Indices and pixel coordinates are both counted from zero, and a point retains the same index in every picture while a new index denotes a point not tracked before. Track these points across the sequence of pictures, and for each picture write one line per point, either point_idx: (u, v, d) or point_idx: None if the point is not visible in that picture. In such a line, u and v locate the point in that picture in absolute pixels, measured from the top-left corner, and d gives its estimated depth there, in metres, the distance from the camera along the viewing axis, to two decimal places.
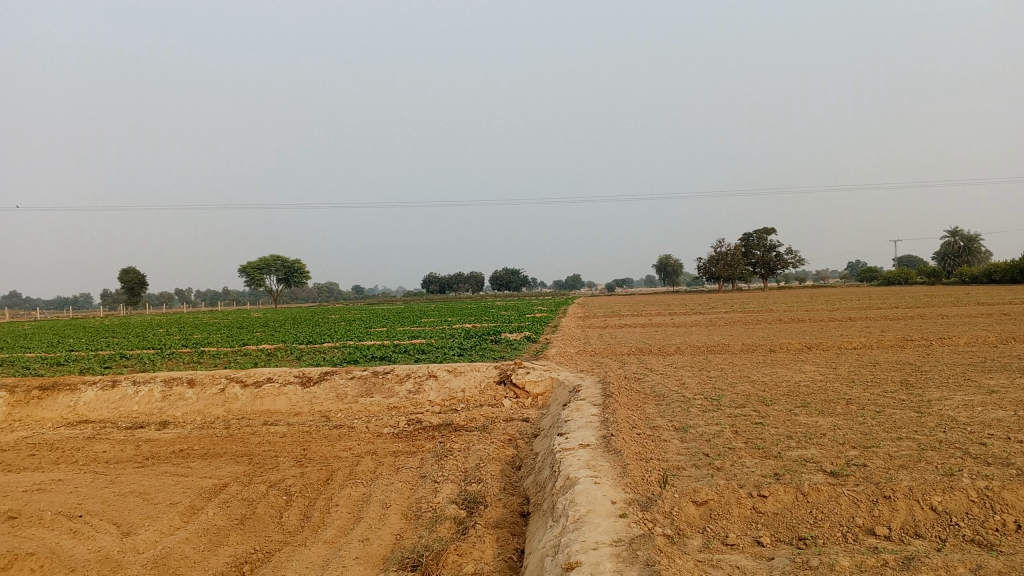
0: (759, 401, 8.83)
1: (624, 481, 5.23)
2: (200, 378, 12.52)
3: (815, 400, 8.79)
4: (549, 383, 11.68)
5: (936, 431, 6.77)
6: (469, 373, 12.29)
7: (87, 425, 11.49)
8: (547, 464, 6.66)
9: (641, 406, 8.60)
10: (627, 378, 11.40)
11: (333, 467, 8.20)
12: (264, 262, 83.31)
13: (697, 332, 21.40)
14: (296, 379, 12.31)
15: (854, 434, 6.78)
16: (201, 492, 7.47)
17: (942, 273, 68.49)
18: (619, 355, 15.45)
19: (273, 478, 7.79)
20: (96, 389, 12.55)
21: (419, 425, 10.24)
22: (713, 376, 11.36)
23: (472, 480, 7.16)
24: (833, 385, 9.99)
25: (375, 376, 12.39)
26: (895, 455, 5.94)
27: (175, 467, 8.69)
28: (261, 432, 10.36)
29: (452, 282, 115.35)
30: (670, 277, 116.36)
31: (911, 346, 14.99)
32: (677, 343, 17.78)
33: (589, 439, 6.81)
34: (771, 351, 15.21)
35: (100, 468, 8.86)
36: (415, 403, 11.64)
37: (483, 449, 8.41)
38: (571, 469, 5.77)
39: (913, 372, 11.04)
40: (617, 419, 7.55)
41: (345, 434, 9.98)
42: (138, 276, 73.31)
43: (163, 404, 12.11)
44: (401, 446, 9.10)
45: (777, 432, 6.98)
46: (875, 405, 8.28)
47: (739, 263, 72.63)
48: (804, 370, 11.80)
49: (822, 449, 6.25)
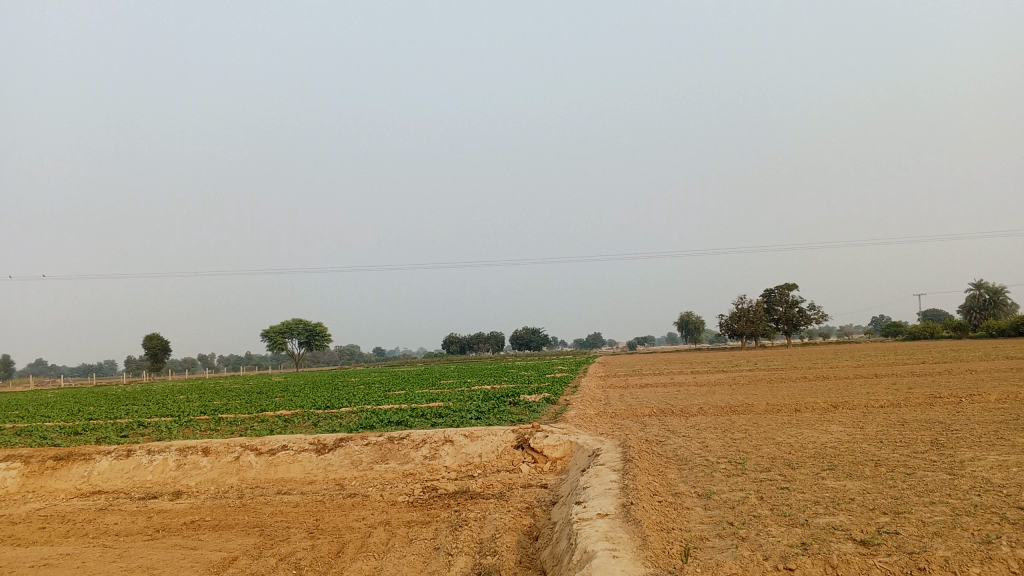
0: (784, 464, 8.56)
1: (643, 555, 5.00)
2: (215, 446, 12.39)
3: (843, 462, 8.50)
4: (567, 447, 11.44)
5: (970, 495, 6.48)
6: (486, 438, 12.07)
7: (101, 495, 11.36)
8: (564, 535, 6.43)
9: (662, 471, 8.35)
10: (648, 440, 11.14)
11: (346, 538, 7.98)
12: (285, 325, 83.81)
13: (720, 391, 21.02)
14: (311, 446, 12.14)
15: (884, 499, 6.51)
16: (210, 566, 7.28)
17: (968, 326, 67.47)
18: (640, 417, 15.16)
19: (284, 551, 7.59)
20: (111, 458, 12.43)
21: (435, 492, 10.01)
22: (737, 438, 11.07)
23: (487, 552, 6.93)
24: (861, 446, 9.67)
25: (391, 442, 12.19)
26: (929, 521, 5.66)
27: (186, 539, 8.51)
28: (275, 502, 10.18)
29: (473, 343, 115.08)
30: (691, 334, 115.55)
31: (941, 403, 14.59)
32: (700, 402, 17.45)
33: (608, 508, 6.58)
34: (796, 410, 14.87)
35: (110, 542, 8.70)
36: (431, 469, 11.42)
37: (500, 517, 8.17)
38: (588, 542, 5.54)
39: (944, 430, 10.69)
40: (637, 486, 7.31)
41: (359, 503, 9.78)
42: (162, 343, 73.76)
43: (177, 473, 11.97)
44: (415, 515, 8.87)
45: (803, 498, 6.73)
46: (906, 467, 7.98)
47: (762, 320, 72.03)
48: (831, 429, 11.48)
49: (851, 515, 5.99)
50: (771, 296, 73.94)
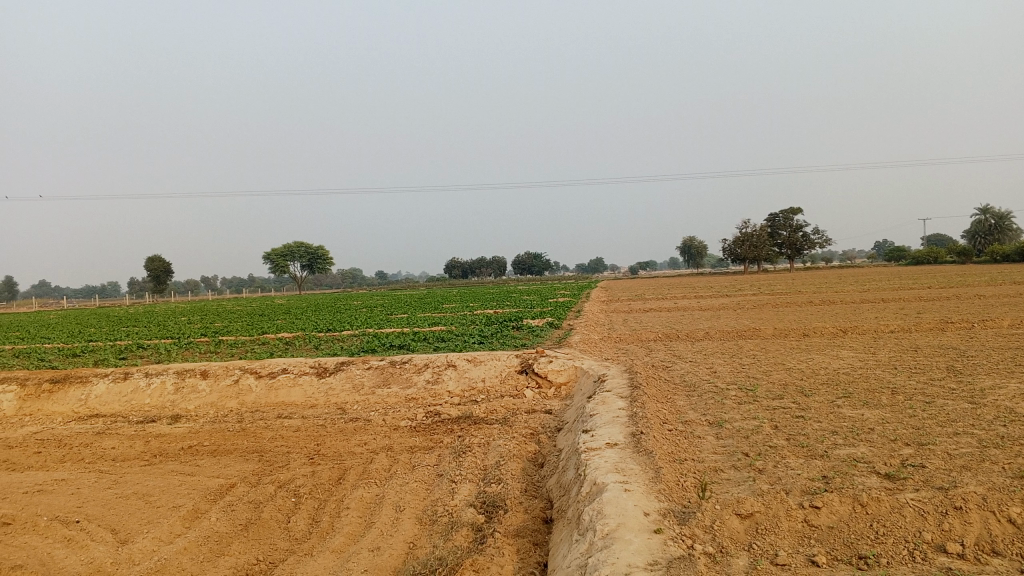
0: (798, 391, 8.29)
1: (657, 489, 4.73)
2: (213, 369, 12.16)
3: (859, 389, 8.25)
4: (572, 372, 11.20)
5: (995, 426, 6.21)
6: (489, 362, 11.83)
7: (99, 419, 11.18)
8: (571, 465, 6.17)
9: (670, 398, 8.10)
10: (655, 366, 10.89)
11: (347, 464, 7.78)
12: (286, 247, 83.11)
13: (724, 316, 20.80)
14: (311, 370, 11.92)
15: (905, 430, 6.23)
16: (206, 494, 7.08)
17: (973, 251, 66.97)
18: (646, 342, 14.93)
19: (283, 478, 7.37)
20: (108, 381, 12.24)
21: (437, 418, 9.80)
22: (746, 363, 10.81)
23: (491, 480, 6.70)
24: (876, 373, 9.41)
25: (393, 365, 11.97)
26: (955, 454, 5.39)
27: (183, 464, 8.32)
28: (275, 426, 9.99)
29: (475, 266, 114.81)
30: (693, 259, 115.41)
31: (952, 329, 14.36)
32: (705, 327, 17.23)
33: (617, 437, 6.30)
34: (805, 335, 14.59)
35: (106, 467, 8.51)
36: (433, 393, 11.21)
37: (505, 444, 7.94)
38: (598, 474, 5.27)
39: (959, 357, 10.41)
40: (647, 414, 7.04)
41: (361, 428, 9.57)
42: (162, 263, 73.25)
43: (176, 397, 11.78)
44: (418, 441, 8.67)
45: (821, 428, 6.45)
46: (925, 395, 7.71)
47: (765, 244, 71.50)
48: (842, 355, 11.23)
49: (873, 447, 5.72)
50: (775, 220, 73.24)
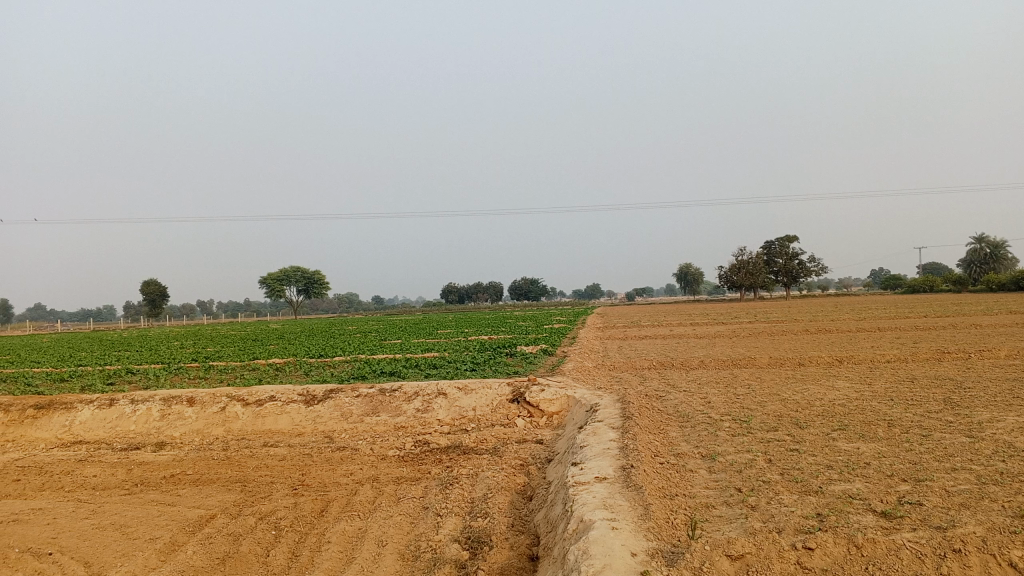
0: (793, 423, 8.14)
1: (645, 527, 4.57)
2: (200, 396, 11.98)
3: (855, 422, 8.09)
4: (565, 401, 11.03)
5: (994, 461, 6.05)
6: (480, 391, 11.66)
7: (82, 446, 10.98)
8: (559, 500, 6.00)
9: (662, 429, 7.94)
10: (648, 396, 10.73)
11: (331, 496, 7.60)
12: (283, 272, 82.94)
13: (720, 344, 20.66)
14: (300, 397, 11.73)
15: (902, 465, 6.07)
16: (185, 525, 6.89)
17: (969, 280, 66.99)
18: (639, 370, 14.77)
19: (265, 510, 7.19)
20: (93, 407, 12.05)
21: (426, 447, 9.62)
22: (740, 393, 10.65)
23: (477, 514, 6.52)
24: (872, 404, 9.25)
25: (382, 393, 11.80)
26: (953, 490, 5.24)
27: (164, 494, 8.13)
28: (261, 455, 9.80)
29: (472, 291, 114.67)
30: (690, 286, 115.37)
31: (948, 359, 14.21)
32: (700, 355, 17.07)
33: (606, 471, 6.13)
34: (800, 365, 14.42)
35: (85, 496, 8.31)
36: (423, 422, 11.03)
37: (493, 475, 7.76)
38: (585, 510, 5.11)
39: (956, 389, 10.25)
40: (637, 446, 6.88)
41: (348, 457, 9.38)
42: (156, 288, 72.60)
43: (161, 424, 11.58)
44: (406, 471, 8.48)
45: (816, 461, 6.29)
46: (921, 428, 7.55)
47: (762, 272, 71.46)
48: (838, 386, 11.09)
49: (869, 483, 5.56)
50: (771, 248, 73.31)
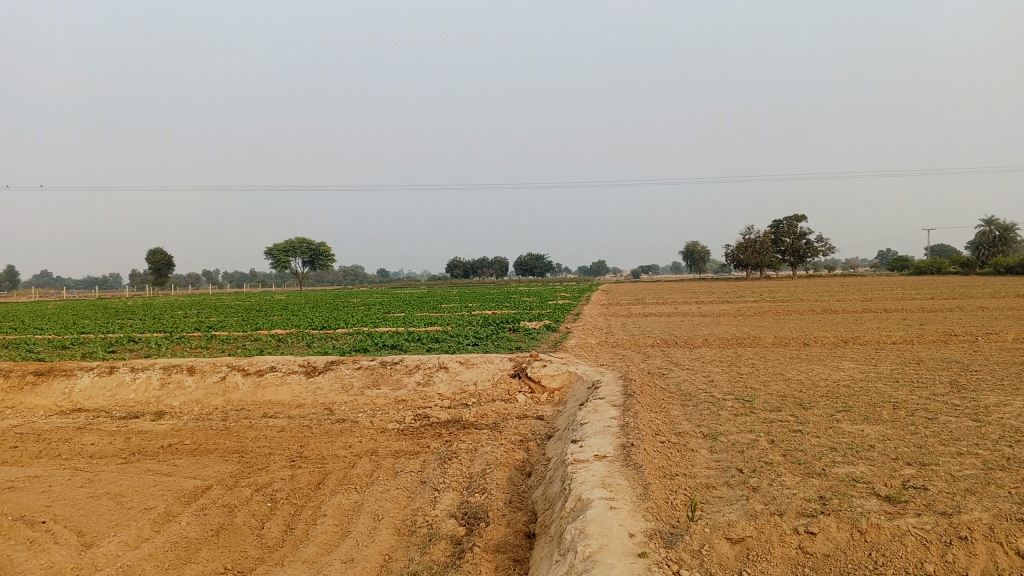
0: (796, 404, 8.03)
1: (644, 507, 4.48)
2: (200, 365, 11.92)
3: (860, 403, 7.99)
4: (566, 377, 10.95)
5: (1000, 446, 5.95)
6: (482, 365, 11.57)
7: (81, 414, 10.95)
8: (557, 478, 5.91)
9: (664, 407, 7.84)
10: (651, 373, 10.64)
11: (328, 468, 7.53)
12: (289, 244, 82.98)
13: (725, 322, 20.53)
14: (300, 368, 11.67)
15: (907, 448, 5.96)
16: (181, 496, 6.83)
17: (976, 263, 66.65)
18: (643, 348, 14.67)
19: (261, 481, 7.12)
20: (93, 375, 12.01)
21: (425, 421, 9.55)
22: (744, 373, 10.55)
23: (475, 489, 6.45)
24: (876, 386, 9.14)
25: (383, 366, 11.72)
26: (959, 475, 5.13)
27: (161, 464, 8.08)
28: (260, 426, 9.75)
29: (478, 265, 114.65)
30: (696, 265, 115.08)
31: (955, 342, 14.08)
32: (704, 334, 16.95)
33: (606, 449, 6.03)
34: (805, 345, 14.30)
35: (82, 464, 8.26)
36: (423, 396, 10.97)
37: (492, 451, 7.69)
38: (583, 488, 5.02)
39: (963, 372, 10.13)
40: (638, 424, 6.78)
41: (346, 430, 9.32)
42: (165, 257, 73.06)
43: (161, 393, 11.54)
44: (404, 445, 8.42)
45: (819, 443, 6.19)
46: (927, 411, 7.45)
47: (768, 251, 71.10)
48: (843, 367, 10.97)
49: (873, 466, 5.46)
50: (778, 227, 72.91)
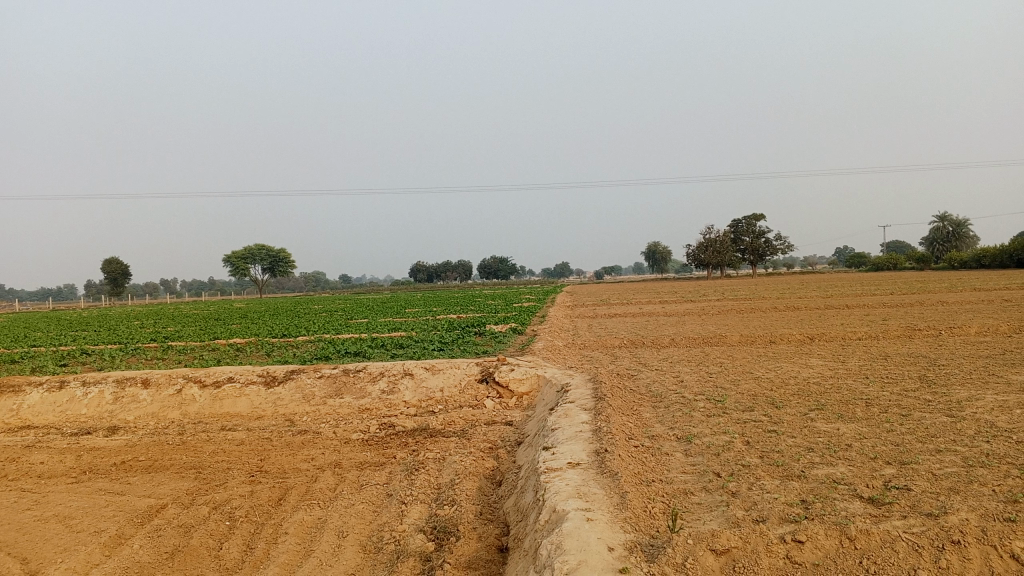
0: (769, 403, 7.91)
1: (622, 518, 4.29)
2: (155, 377, 11.50)
3: (832, 401, 7.89)
4: (534, 381, 10.75)
5: (978, 442, 5.86)
6: (448, 371, 11.32)
7: (30, 431, 10.48)
8: (529, 487, 5.68)
9: (636, 410, 7.67)
10: (620, 375, 10.49)
11: (290, 483, 7.24)
12: (248, 251, 81.83)
13: (690, 321, 20.51)
14: (259, 379, 11.32)
15: (885, 447, 5.84)
16: (134, 517, 6.49)
17: (931, 258, 67.87)
18: (610, 348, 14.55)
19: (219, 499, 6.81)
20: (42, 390, 11.53)
21: (391, 430, 9.28)
22: (713, 372, 10.43)
23: (444, 501, 6.21)
24: (847, 383, 9.07)
25: (346, 374, 11.42)
26: (941, 474, 5.01)
27: (113, 483, 7.71)
28: (218, 439, 9.40)
29: (440, 270, 114.28)
30: (658, 265, 115.82)
31: (919, 336, 14.14)
32: (671, 334, 16.88)
33: (579, 456, 5.82)
34: (771, 343, 14.28)
35: (29, 485, 7.86)
36: (388, 404, 10.69)
37: (461, 460, 7.45)
38: (558, 499, 4.80)
39: (931, 366, 10.12)
40: (610, 429, 6.59)
41: (309, 441, 9.01)
42: (121, 266, 71.69)
43: (114, 407, 11.11)
44: (369, 456, 8.15)
45: (795, 444, 6.05)
46: (900, 408, 7.37)
47: (729, 250, 71.68)
48: (811, 364, 10.92)
49: (853, 466, 5.33)
50: (738, 226, 73.54)
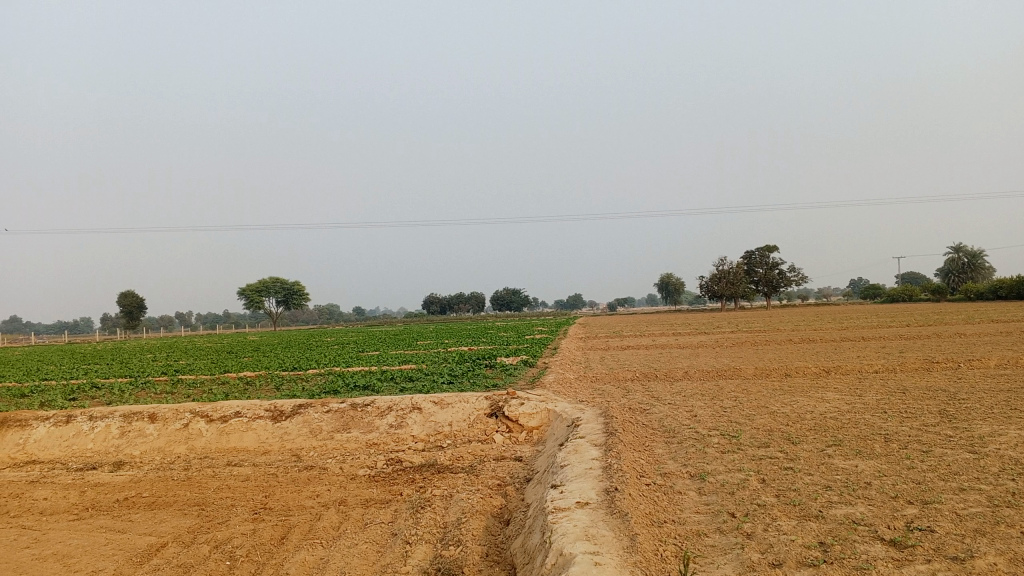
0: (785, 438, 7.70)
1: (631, 562, 4.12)
2: (162, 411, 11.39)
3: (850, 436, 7.67)
4: (545, 416, 10.57)
5: (1003, 480, 5.65)
6: (457, 405, 11.16)
7: (35, 466, 10.37)
8: (537, 528, 5.51)
9: (648, 446, 7.48)
10: (632, 409, 10.29)
11: (294, 521, 7.08)
12: (263, 284, 82.09)
13: (704, 354, 20.27)
14: (267, 413, 11.19)
15: (906, 485, 5.63)
16: (133, 556, 6.35)
17: (947, 289, 67.26)
18: (622, 382, 14.35)
19: (220, 537, 6.65)
20: (49, 425, 11.43)
21: (399, 466, 9.12)
22: (728, 406, 10.22)
23: (449, 541, 6.03)
24: (865, 418, 8.84)
25: (354, 408, 11.27)
26: (965, 514, 4.81)
27: (115, 520, 7.57)
28: (224, 475, 9.26)
29: (453, 302, 114.31)
30: (671, 297, 115.47)
31: (937, 369, 13.86)
32: (684, 366, 16.64)
33: (588, 495, 5.64)
34: (786, 376, 14.03)
35: (30, 522, 7.72)
36: (396, 439, 10.53)
37: (468, 497, 7.27)
38: (565, 541, 4.63)
39: (951, 400, 9.88)
40: (621, 466, 6.41)
41: (316, 477, 8.86)
42: (136, 299, 72.11)
43: (120, 442, 10.99)
44: (376, 492, 7.99)
45: (812, 482, 5.85)
46: (920, 443, 7.15)
47: (743, 281, 71.36)
48: (828, 398, 10.69)
49: (872, 506, 5.13)
50: (752, 257, 73.23)
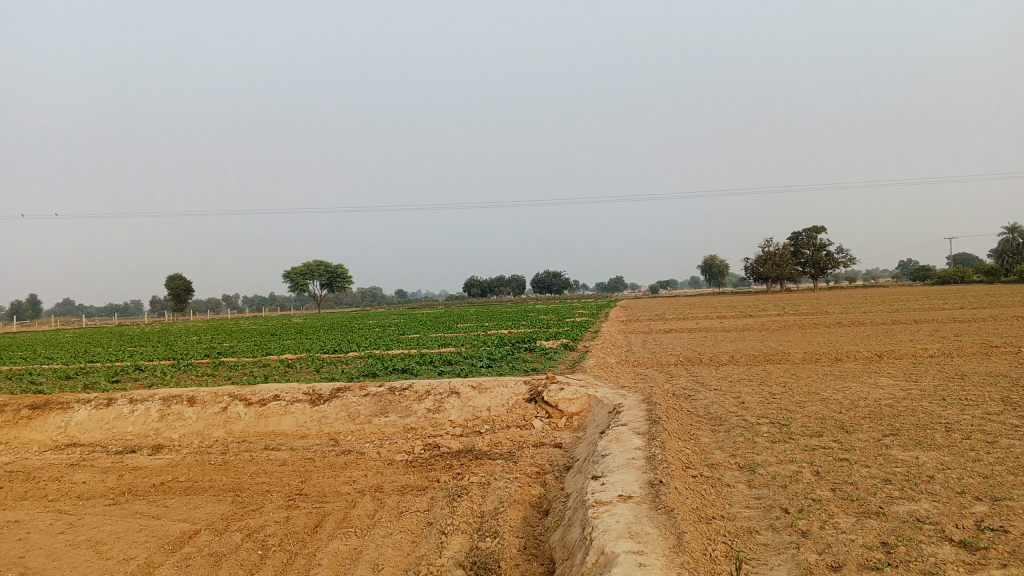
0: (838, 427, 7.33)
1: (678, 563, 3.85)
2: (201, 395, 11.36)
3: (908, 425, 7.27)
4: (585, 401, 10.29)
5: None
6: (496, 390, 10.94)
7: (76, 449, 10.40)
8: (577, 521, 5.26)
9: (694, 435, 7.17)
10: (675, 395, 9.97)
11: (329, 508, 6.93)
12: (307, 266, 82.96)
13: (750, 337, 19.79)
14: (305, 396, 11.09)
15: (972, 479, 5.26)
16: (166, 543, 6.24)
17: (1001, 271, 65.25)
18: (665, 366, 14.01)
19: (253, 525, 6.52)
20: (90, 407, 11.48)
21: (436, 451, 8.93)
22: (776, 393, 9.84)
23: (486, 532, 5.81)
24: (923, 405, 8.40)
25: (392, 392, 11.12)
26: None
27: (150, 505, 7.50)
28: (261, 459, 9.16)
29: (495, 284, 114.42)
30: (715, 279, 113.90)
31: (996, 354, 13.26)
32: (729, 350, 16.21)
33: (631, 488, 5.37)
34: (836, 361, 13.54)
35: (67, 506, 7.69)
36: (434, 423, 10.35)
37: (506, 486, 7.04)
38: (607, 539, 4.37)
39: (1014, 387, 9.38)
40: (666, 456, 6.12)
41: (352, 462, 8.72)
42: (183, 283, 73.02)
43: (160, 425, 10.98)
44: (412, 479, 7.81)
45: (870, 475, 5.50)
46: (984, 433, 6.73)
47: (789, 263, 70.02)
48: (882, 384, 10.25)
49: (938, 502, 4.77)
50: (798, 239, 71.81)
